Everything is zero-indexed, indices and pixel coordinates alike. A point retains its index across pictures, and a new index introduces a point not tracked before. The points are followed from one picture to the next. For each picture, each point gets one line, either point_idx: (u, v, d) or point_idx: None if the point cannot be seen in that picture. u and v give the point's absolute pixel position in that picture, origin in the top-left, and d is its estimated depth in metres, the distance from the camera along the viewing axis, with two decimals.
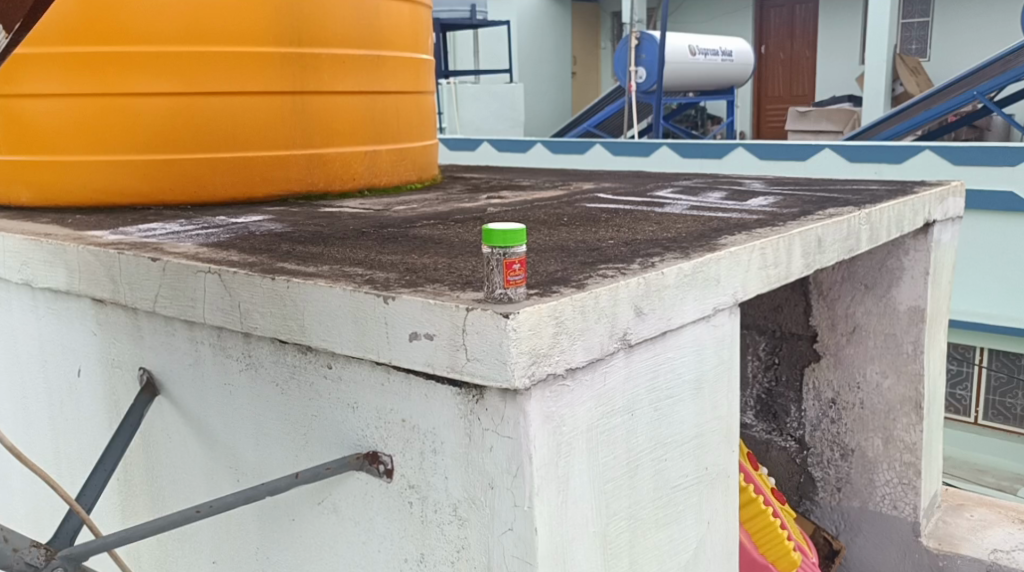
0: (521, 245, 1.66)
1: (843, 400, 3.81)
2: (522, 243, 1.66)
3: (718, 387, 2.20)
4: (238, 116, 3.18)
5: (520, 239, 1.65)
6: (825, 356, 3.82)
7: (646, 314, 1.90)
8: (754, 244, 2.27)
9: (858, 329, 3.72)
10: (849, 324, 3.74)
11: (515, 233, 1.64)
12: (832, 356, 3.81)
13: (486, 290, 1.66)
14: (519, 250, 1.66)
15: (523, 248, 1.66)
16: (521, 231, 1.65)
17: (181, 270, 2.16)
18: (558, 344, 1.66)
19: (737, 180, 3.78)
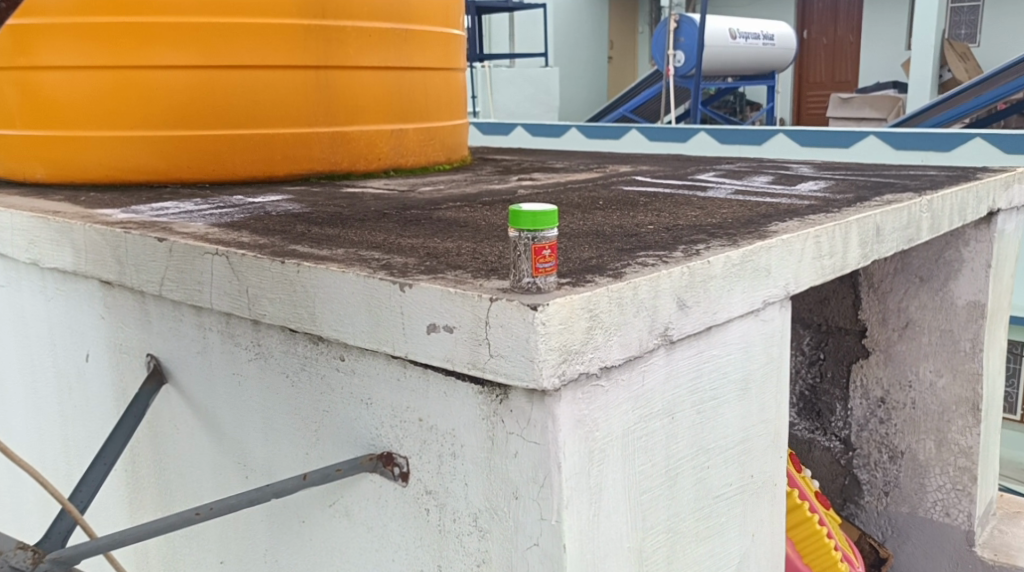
0: (552, 227, 1.47)
1: (892, 400, 3.60)
2: (554, 225, 1.47)
3: (767, 389, 2.02)
4: (260, 91, 3.02)
5: (551, 221, 1.46)
6: (875, 352, 3.62)
7: (690, 308, 1.72)
8: (808, 232, 2.08)
9: (912, 324, 3.51)
10: (901, 318, 3.53)
11: (546, 216, 1.45)
12: (882, 352, 3.60)
13: (512, 279, 1.49)
14: (549, 233, 1.47)
15: (554, 231, 1.47)
16: (553, 212, 1.46)
17: (187, 252, 2.00)
18: (592, 340, 1.49)
19: (784, 163, 3.61)
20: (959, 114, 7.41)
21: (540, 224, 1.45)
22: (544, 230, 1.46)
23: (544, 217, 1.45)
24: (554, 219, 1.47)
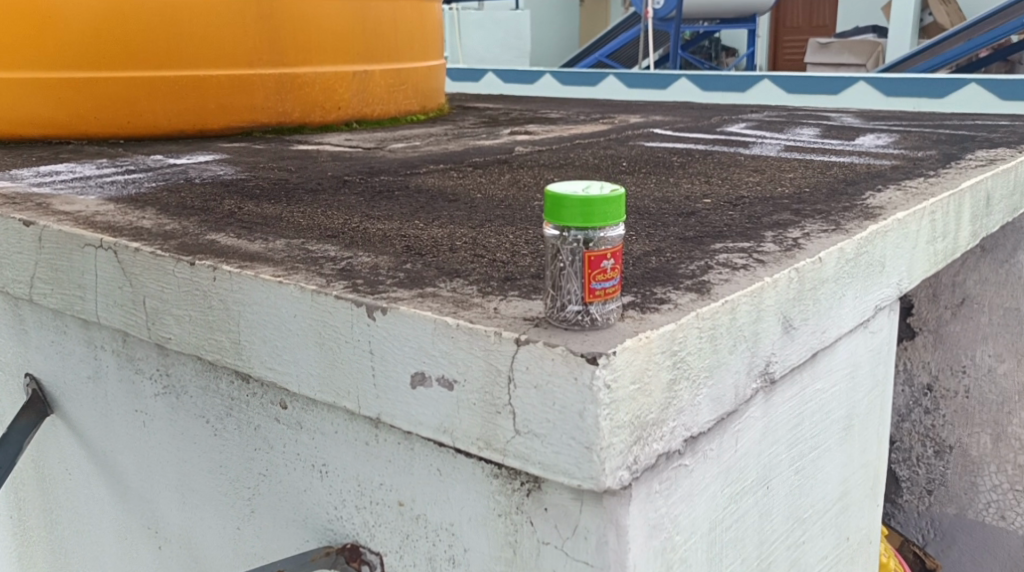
0: (617, 222, 0.90)
1: (940, 387, 2.46)
2: (620, 219, 0.89)
3: (871, 424, 1.46)
4: (185, 21, 2.38)
5: (616, 211, 0.88)
6: (920, 334, 2.48)
7: (797, 330, 1.16)
8: (923, 207, 1.50)
9: (972, 300, 2.40)
10: (957, 292, 2.42)
11: (605, 202, 0.88)
12: (931, 332, 2.47)
13: (548, 305, 0.93)
14: (614, 231, 0.89)
15: (621, 230, 0.90)
16: (617, 199, 0.88)
17: (64, 243, 1.42)
18: (674, 402, 0.94)
19: (821, 114, 3.07)
20: (946, 61, 5.87)
21: (596, 217, 0.88)
22: (603, 228, 0.89)
23: (603, 203, 0.88)
24: (621, 208, 0.89)
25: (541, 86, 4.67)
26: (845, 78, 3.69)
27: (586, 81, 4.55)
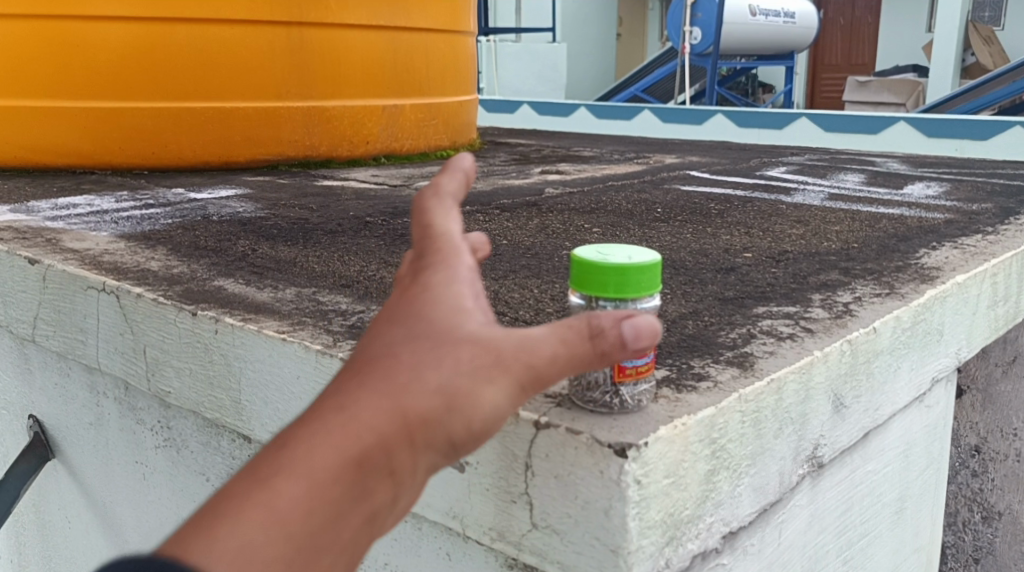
0: (651, 292, 0.83)
1: (989, 448, 1.86)
2: (654, 288, 0.82)
3: (923, 504, 1.36)
4: (213, 52, 2.31)
5: (650, 281, 0.81)
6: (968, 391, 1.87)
7: (848, 409, 1.06)
8: (984, 269, 1.39)
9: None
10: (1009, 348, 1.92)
11: (640, 272, 0.81)
12: (980, 391, 1.89)
13: (571, 381, 0.83)
14: (646, 302, 0.82)
15: (654, 301, 0.83)
16: (652, 267, 0.81)
17: (67, 284, 1.33)
18: (712, 494, 0.85)
19: (865, 158, 2.95)
20: (988, 104, 5.69)
21: (631, 287, 0.80)
22: (636, 298, 0.81)
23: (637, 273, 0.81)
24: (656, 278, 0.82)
25: (575, 120, 4.59)
26: (885, 117, 3.54)
27: (621, 116, 4.46)
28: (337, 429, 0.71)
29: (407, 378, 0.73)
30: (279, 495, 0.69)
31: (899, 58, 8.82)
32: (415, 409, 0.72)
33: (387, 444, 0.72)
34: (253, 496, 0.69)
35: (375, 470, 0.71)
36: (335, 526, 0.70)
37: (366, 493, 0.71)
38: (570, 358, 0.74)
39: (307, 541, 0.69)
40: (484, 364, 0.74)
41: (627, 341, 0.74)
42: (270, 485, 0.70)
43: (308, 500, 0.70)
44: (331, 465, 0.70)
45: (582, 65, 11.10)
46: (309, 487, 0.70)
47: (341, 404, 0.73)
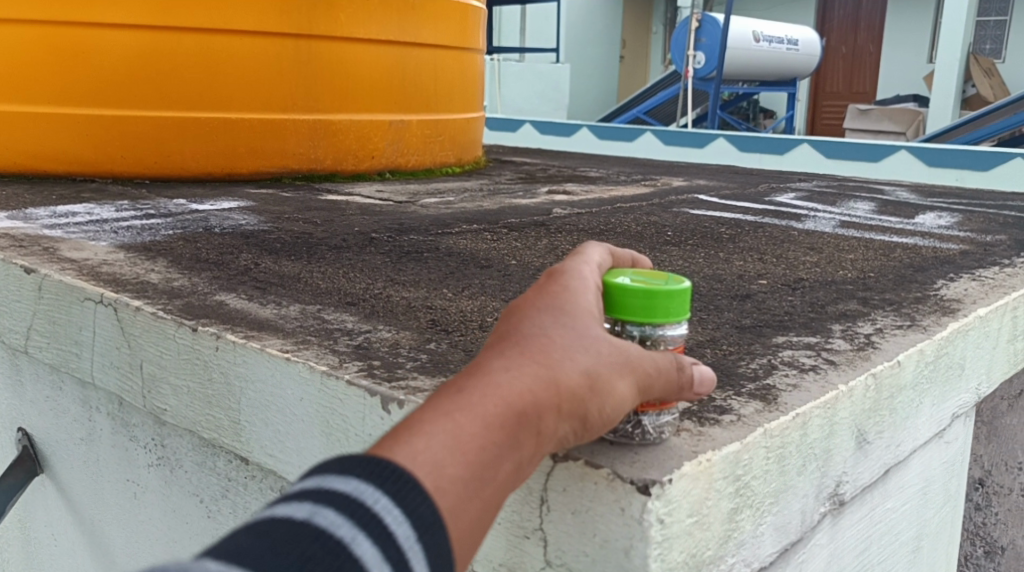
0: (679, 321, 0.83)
1: (996, 483, 1.82)
2: (683, 316, 0.82)
3: (940, 542, 1.32)
4: (220, 62, 2.28)
5: (680, 308, 0.82)
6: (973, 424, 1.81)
7: (871, 445, 1.02)
8: (1005, 302, 1.36)
9: None
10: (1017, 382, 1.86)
11: (669, 297, 0.81)
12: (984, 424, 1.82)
13: None
14: (674, 330, 0.83)
15: (682, 328, 0.83)
16: (681, 293, 0.81)
17: (63, 295, 1.29)
18: (735, 534, 0.81)
19: (873, 186, 2.93)
20: (992, 134, 5.67)
21: (657, 311, 0.81)
22: (664, 324, 0.82)
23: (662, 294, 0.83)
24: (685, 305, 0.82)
25: (580, 140, 4.57)
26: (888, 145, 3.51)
27: (626, 138, 4.44)
28: (507, 383, 0.70)
29: (562, 354, 0.73)
30: (459, 429, 0.68)
31: (902, 87, 8.83)
32: (574, 377, 0.72)
33: (549, 404, 0.71)
34: (430, 429, 0.67)
35: (534, 427, 0.70)
36: (496, 472, 0.68)
37: (525, 446, 0.70)
38: (674, 381, 0.76)
39: (476, 479, 0.67)
40: (625, 356, 0.75)
41: (698, 387, 0.79)
42: (448, 421, 0.68)
43: (480, 438, 0.68)
44: (502, 413, 0.69)
45: (584, 86, 11.10)
46: (482, 428, 0.68)
47: (506, 362, 0.72)
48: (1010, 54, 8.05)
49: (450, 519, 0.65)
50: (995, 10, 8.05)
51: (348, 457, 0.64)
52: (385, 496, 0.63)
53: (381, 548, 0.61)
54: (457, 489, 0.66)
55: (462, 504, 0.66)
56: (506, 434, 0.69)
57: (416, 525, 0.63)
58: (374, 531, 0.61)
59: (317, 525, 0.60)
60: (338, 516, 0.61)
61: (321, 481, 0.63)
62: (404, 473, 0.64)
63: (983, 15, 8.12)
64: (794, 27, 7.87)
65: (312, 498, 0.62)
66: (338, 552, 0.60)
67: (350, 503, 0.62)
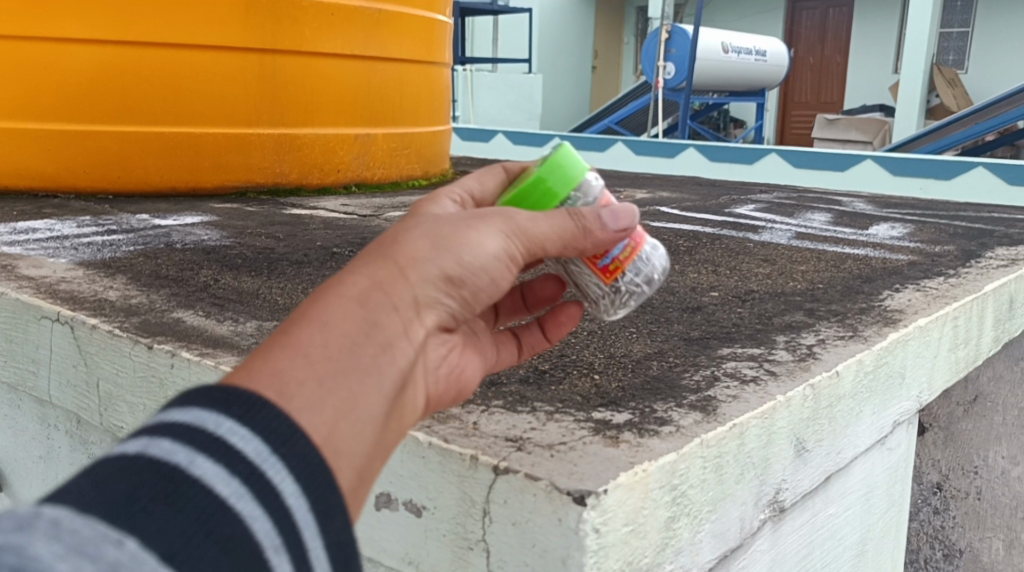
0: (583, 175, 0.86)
1: (951, 486, 1.86)
2: (579, 171, 0.86)
3: (885, 545, 1.36)
4: (184, 79, 2.26)
5: (569, 169, 0.85)
6: (931, 429, 1.85)
7: (810, 453, 1.05)
8: (946, 312, 1.40)
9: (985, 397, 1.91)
10: (970, 387, 1.90)
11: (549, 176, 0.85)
12: (942, 428, 1.86)
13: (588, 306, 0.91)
14: (588, 183, 0.86)
15: (590, 179, 0.86)
16: (556, 165, 0.85)
17: (20, 313, 1.30)
18: (672, 541, 0.84)
19: (832, 197, 2.98)
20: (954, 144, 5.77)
21: (553, 190, 0.85)
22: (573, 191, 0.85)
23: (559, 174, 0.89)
24: (572, 165, 0.86)
25: (547, 151, 4.61)
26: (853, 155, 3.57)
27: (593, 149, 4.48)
28: (343, 282, 0.70)
29: (395, 239, 0.72)
30: (300, 336, 0.66)
31: (867, 98, 8.95)
32: (417, 250, 0.71)
33: (392, 282, 0.70)
34: (273, 344, 0.66)
35: (388, 306, 0.69)
36: (359, 359, 0.67)
37: (383, 328, 0.69)
38: (539, 222, 0.75)
39: (334, 368, 0.66)
40: (474, 215, 0.74)
41: (605, 220, 0.79)
42: (292, 330, 0.67)
43: (327, 335, 0.67)
44: (346, 305, 0.68)
45: (556, 97, 11.16)
46: (328, 324, 0.67)
47: (342, 269, 0.71)
48: (971, 65, 8.18)
49: (313, 411, 0.63)
50: (957, 23, 8.18)
51: (183, 390, 0.61)
52: (230, 418, 0.59)
53: (226, 463, 0.58)
54: (314, 381, 0.64)
55: (321, 392, 0.64)
56: (353, 321, 0.68)
57: (270, 439, 0.60)
58: (214, 449, 0.58)
59: (152, 456, 0.58)
60: (175, 444, 0.58)
61: (160, 417, 0.60)
62: (241, 390, 0.61)
63: (946, 27, 8.25)
64: (761, 39, 7.95)
65: (148, 433, 0.59)
66: (178, 476, 0.57)
67: (190, 431, 0.58)
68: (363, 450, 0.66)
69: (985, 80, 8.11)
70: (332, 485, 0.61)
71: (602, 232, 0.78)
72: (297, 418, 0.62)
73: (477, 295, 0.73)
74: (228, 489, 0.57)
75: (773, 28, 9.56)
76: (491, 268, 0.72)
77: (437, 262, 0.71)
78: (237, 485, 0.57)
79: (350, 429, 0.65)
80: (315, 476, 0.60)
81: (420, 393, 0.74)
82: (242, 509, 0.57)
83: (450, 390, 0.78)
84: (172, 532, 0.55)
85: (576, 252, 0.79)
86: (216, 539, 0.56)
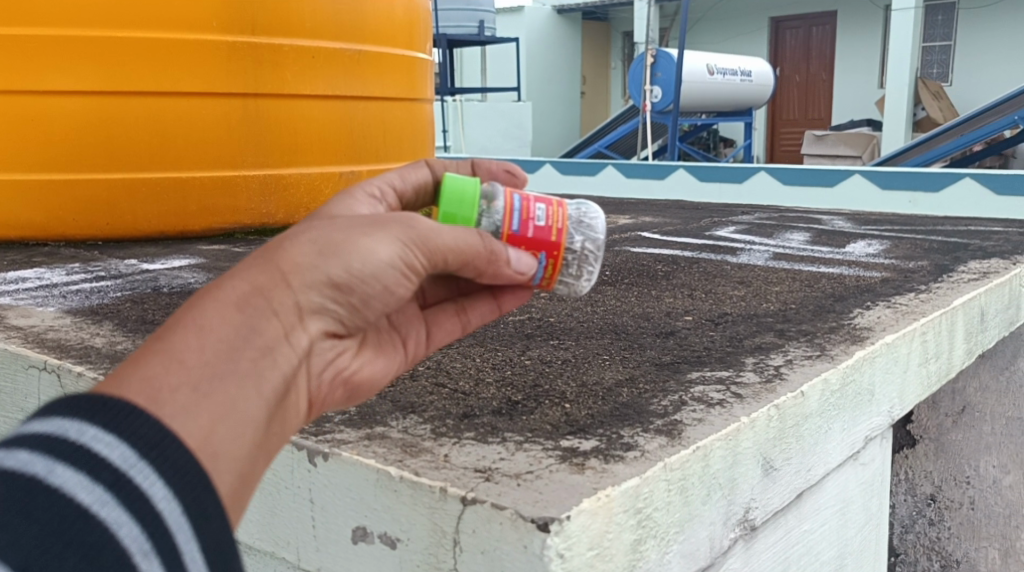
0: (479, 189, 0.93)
1: (944, 497, 1.87)
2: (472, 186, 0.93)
3: (865, 558, 1.38)
4: (166, 125, 2.21)
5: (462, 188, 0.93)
6: (920, 442, 1.87)
7: (779, 472, 1.08)
8: (914, 328, 1.43)
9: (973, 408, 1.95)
10: (957, 398, 1.93)
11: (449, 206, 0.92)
12: (932, 440, 1.88)
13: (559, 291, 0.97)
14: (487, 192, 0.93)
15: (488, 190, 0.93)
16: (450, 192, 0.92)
17: (9, 364, 1.33)
18: (640, 563, 0.88)
19: (813, 216, 3.02)
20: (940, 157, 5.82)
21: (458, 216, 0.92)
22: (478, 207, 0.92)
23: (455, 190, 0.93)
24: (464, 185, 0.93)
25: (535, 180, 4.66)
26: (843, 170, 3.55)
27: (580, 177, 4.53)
28: (226, 286, 0.74)
29: (283, 245, 0.77)
30: (178, 340, 0.71)
31: (852, 114, 9.03)
32: (302, 259, 0.76)
33: (275, 289, 0.75)
34: (152, 345, 0.71)
35: (269, 312, 0.74)
36: (235, 364, 0.72)
37: (261, 333, 0.74)
38: (430, 230, 0.79)
39: (209, 373, 0.71)
40: (365, 223, 0.78)
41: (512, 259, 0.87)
42: (170, 333, 0.71)
43: (205, 339, 0.72)
44: (227, 310, 0.73)
45: (547, 123, 11.21)
46: (207, 328, 0.72)
47: (228, 272, 0.76)
48: (956, 78, 8.25)
49: (186, 413, 0.68)
50: (939, 37, 8.28)
51: (46, 403, 0.66)
52: (93, 425, 0.64)
53: (88, 472, 0.63)
54: (188, 384, 0.69)
55: (196, 397, 0.69)
56: (233, 326, 0.73)
57: (137, 445, 0.65)
58: (75, 458, 0.63)
59: (9, 467, 0.63)
60: (33, 455, 0.64)
61: (22, 428, 0.66)
62: (111, 399, 0.66)
63: (928, 41, 8.33)
64: (745, 59, 8.02)
65: (7, 444, 0.65)
66: (36, 487, 0.63)
67: (49, 440, 0.64)
68: (236, 453, 0.71)
69: (969, 93, 8.18)
70: (204, 486, 0.67)
71: (506, 272, 0.87)
72: (169, 422, 0.67)
73: (363, 304, 0.78)
74: (91, 496, 0.63)
75: (758, 48, 9.66)
76: (377, 279, 0.77)
77: (323, 272, 0.75)
78: (101, 492, 0.63)
79: (223, 432, 0.70)
80: (187, 481, 0.66)
81: (302, 393, 0.79)
82: (106, 515, 0.63)
83: (338, 390, 0.84)
84: (27, 544, 0.62)
85: (473, 271, 0.85)
86: (77, 546, 0.62)
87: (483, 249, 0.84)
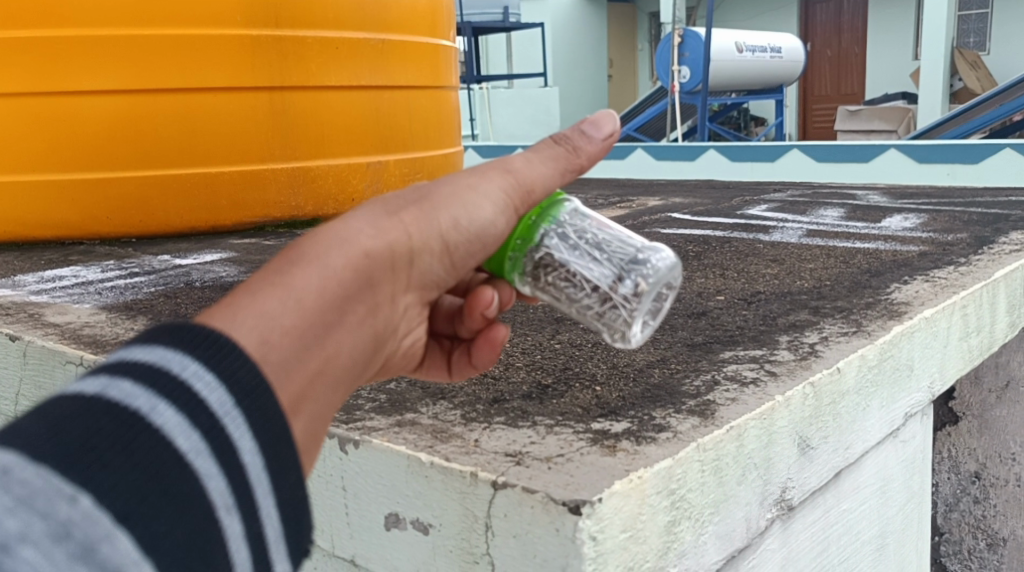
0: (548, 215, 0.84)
1: (989, 474, 1.82)
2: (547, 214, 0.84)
3: (907, 538, 1.36)
4: (195, 121, 2.22)
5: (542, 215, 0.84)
6: (964, 418, 1.82)
7: (816, 450, 1.06)
8: (953, 301, 1.40)
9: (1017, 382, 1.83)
10: (1001, 373, 1.83)
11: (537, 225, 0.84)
12: (976, 416, 1.82)
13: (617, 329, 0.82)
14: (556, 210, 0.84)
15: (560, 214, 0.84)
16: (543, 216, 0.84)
17: (47, 360, 1.35)
18: (675, 545, 0.87)
19: (847, 191, 2.97)
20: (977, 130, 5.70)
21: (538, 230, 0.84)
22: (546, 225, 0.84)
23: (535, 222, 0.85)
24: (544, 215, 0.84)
25: None
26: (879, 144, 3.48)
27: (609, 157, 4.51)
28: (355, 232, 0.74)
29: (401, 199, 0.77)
30: (297, 279, 0.70)
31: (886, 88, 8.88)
32: (418, 216, 0.76)
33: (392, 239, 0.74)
34: (270, 281, 0.69)
35: (386, 263, 0.74)
36: (342, 314, 0.72)
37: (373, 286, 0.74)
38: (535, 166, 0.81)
39: (319, 320, 0.70)
40: (475, 177, 0.79)
41: (589, 133, 0.83)
42: (288, 269, 0.70)
43: (324, 280, 0.71)
44: (346, 252, 0.72)
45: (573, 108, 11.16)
46: (328, 268, 0.71)
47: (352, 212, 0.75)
48: (993, 47, 8.09)
49: (289, 360, 0.67)
50: (974, 4, 8.10)
51: (149, 328, 0.62)
52: (195, 361, 0.61)
53: (188, 414, 0.59)
54: (300, 328, 0.69)
55: (303, 345, 0.69)
56: (352, 273, 0.72)
57: (234, 389, 0.62)
58: (176, 397, 0.59)
59: (111, 399, 0.58)
60: (137, 386, 0.58)
61: (123, 355, 0.61)
62: (218, 336, 0.62)
63: (964, 9, 8.16)
64: (775, 35, 7.91)
65: (109, 371, 0.60)
66: (138, 423, 0.58)
67: (151, 372, 0.59)
68: (325, 406, 0.71)
69: (1007, 61, 8.02)
70: (285, 439, 0.64)
71: (590, 149, 0.83)
72: (271, 372, 0.66)
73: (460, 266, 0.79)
74: (187, 444, 0.59)
75: (788, 24, 9.53)
76: (480, 237, 0.78)
77: (440, 229, 0.76)
78: (197, 439, 0.59)
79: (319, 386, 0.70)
80: (274, 434, 0.63)
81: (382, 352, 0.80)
82: (200, 465, 0.59)
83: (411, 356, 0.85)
84: (126, 488, 0.56)
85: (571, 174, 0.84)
86: (172, 496, 0.58)
87: (574, 149, 0.83)
